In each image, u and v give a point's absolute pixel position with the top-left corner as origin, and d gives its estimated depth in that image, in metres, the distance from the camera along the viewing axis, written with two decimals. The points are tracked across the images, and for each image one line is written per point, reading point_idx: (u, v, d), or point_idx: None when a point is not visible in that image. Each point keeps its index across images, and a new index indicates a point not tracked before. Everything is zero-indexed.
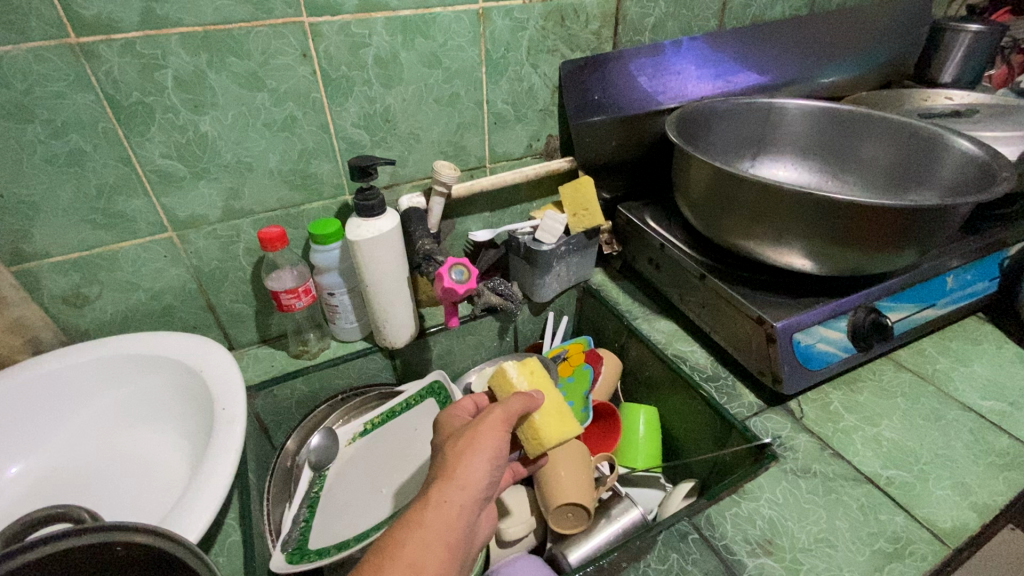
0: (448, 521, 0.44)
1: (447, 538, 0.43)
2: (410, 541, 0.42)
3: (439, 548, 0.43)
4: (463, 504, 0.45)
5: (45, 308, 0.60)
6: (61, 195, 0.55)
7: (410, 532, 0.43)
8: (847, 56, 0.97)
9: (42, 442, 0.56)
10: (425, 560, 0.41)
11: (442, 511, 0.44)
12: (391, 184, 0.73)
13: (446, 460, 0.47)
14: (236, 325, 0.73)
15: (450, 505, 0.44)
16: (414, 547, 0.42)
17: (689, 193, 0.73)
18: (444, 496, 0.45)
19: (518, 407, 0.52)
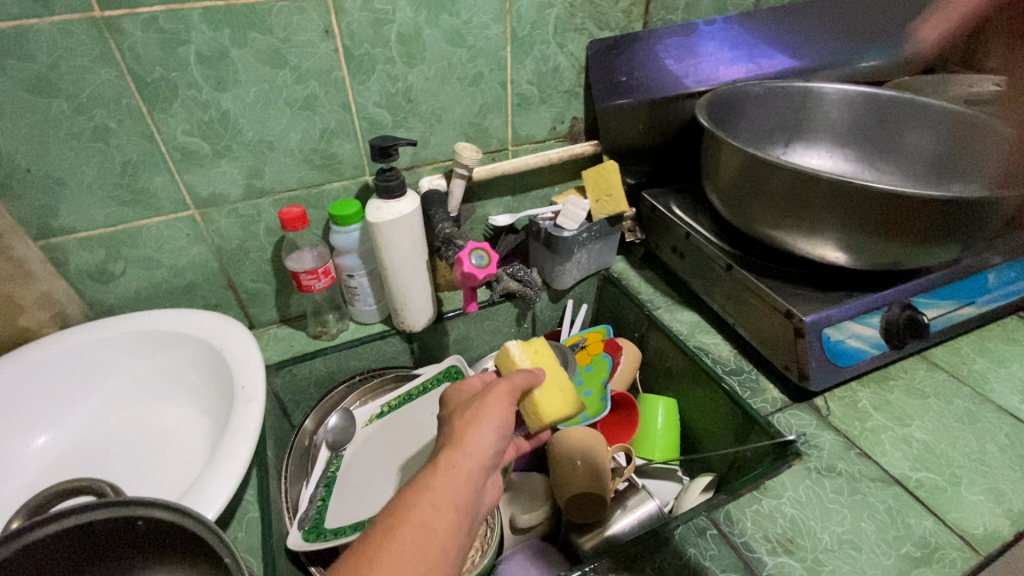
0: (457, 485, 0.43)
1: (455, 502, 0.43)
2: (420, 503, 0.41)
3: (448, 512, 0.42)
4: (471, 470, 0.45)
5: (71, 283, 0.61)
6: (86, 171, 0.56)
7: (418, 496, 0.42)
8: (893, 35, 0.91)
9: (68, 416, 0.57)
10: (433, 522, 0.40)
11: (450, 476, 0.44)
12: (412, 165, 0.72)
13: (454, 431, 0.48)
14: (256, 304, 0.73)
15: (458, 471, 0.44)
16: (424, 509, 0.41)
17: (717, 180, 0.71)
18: (451, 463, 0.44)
19: (522, 382, 0.55)
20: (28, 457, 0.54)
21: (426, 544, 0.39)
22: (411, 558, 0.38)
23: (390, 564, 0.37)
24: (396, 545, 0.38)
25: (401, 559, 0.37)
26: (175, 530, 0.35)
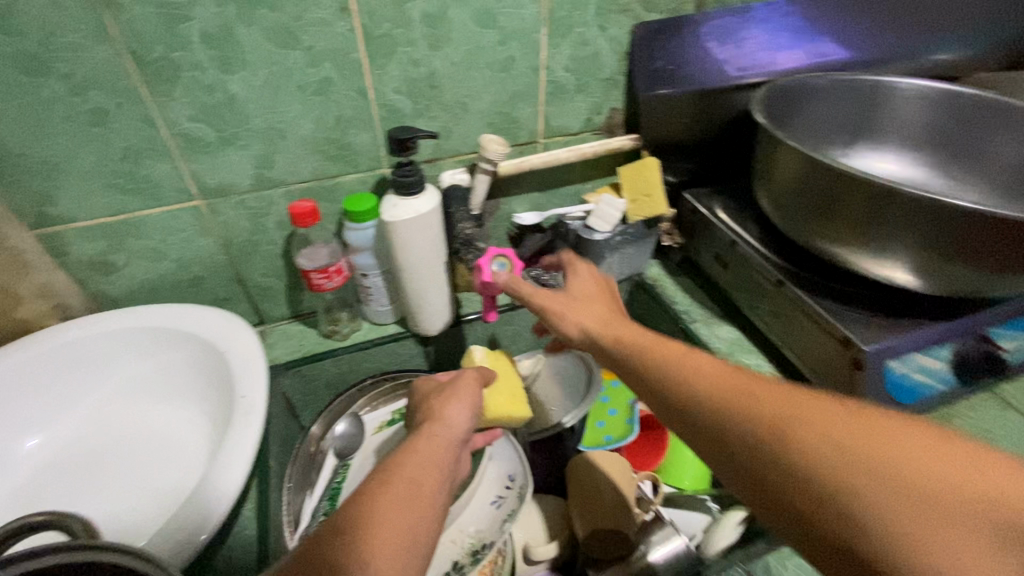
0: (441, 449, 0.41)
1: (441, 464, 0.40)
2: (407, 461, 0.38)
3: (437, 469, 0.39)
4: (450, 440, 0.43)
5: (73, 273, 0.58)
6: (84, 157, 0.52)
7: (405, 456, 0.39)
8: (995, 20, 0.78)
9: (65, 415, 0.56)
10: (423, 475, 0.37)
11: (433, 442, 0.42)
12: (433, 157, 0.66)
13: (431, 410, 0.47)
14: (267, 299, 0.69)
15: (440, 438, 0.42)
16: (412, 466, 0.38)
17: (772, 186, 0.63)
18: (433, 432, 0.43)
19: (483, 372, 0.54)
20: (20, 458, 0.52)
21: (418, 497, 0.35)
22: (407, 506, 0.34)
23: (382, 514, 0.33)
24: (390, 494, 0.35)
25: (395, 506, 0.34)
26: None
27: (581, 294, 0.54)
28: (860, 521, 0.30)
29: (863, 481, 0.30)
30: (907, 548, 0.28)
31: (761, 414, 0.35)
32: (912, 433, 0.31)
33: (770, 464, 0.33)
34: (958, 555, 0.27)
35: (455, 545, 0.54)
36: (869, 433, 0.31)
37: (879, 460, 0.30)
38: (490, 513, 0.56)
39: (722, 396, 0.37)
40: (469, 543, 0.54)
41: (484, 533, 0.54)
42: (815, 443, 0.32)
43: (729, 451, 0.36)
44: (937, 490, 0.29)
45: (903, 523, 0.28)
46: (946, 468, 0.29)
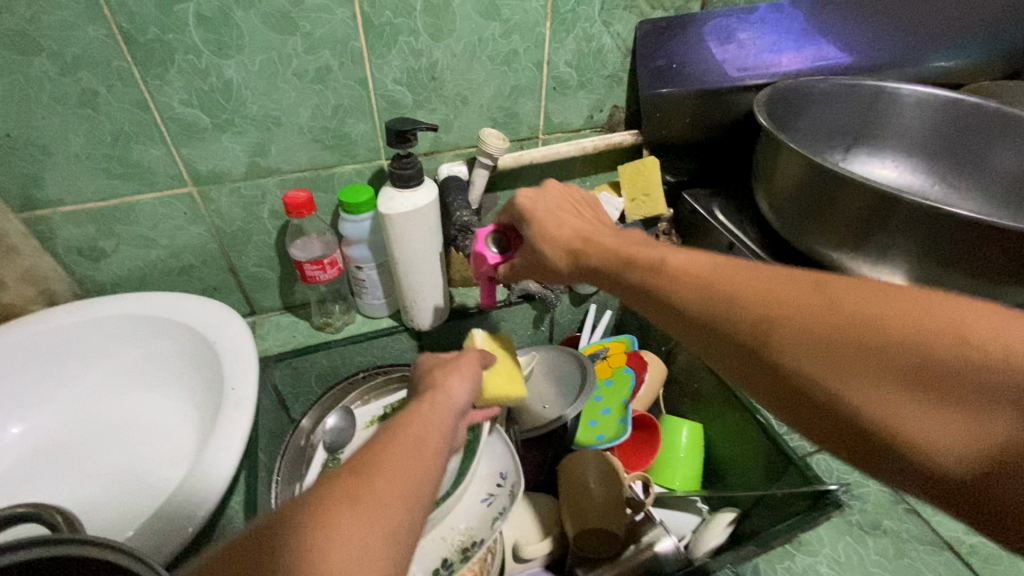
0: (443, 411, 0.41)
1: (443, 424, 0.39)
2: (411, 420, 0.38)
3: (439, 431, 0.38)
4: (451, 406, 0.42)
5: (60, 258, 0.57)
6: (73, 139, 0.50)
7: (410, 416, 0.38)
8: (1000, 27, 0.77)
9: (49, 403, 0.55)
10: (426, 434, 0.36)
11: (435, 406, 0.41)
12: (432, 150, 0.65)
13: (432, 381, 0.46)
14: (259, 290, 0.68)
15: (444, 403, 0.42)
16: (416, 423, 0.38)
17: (772, 189, 0.63)
18: (434, 398, 0.43)
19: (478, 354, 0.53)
20: (3, 446, 0.51)
21: (423, 450, 0.35)
22: (411, 459, 0.33)
23: (389, 465, 0.32)
24: (397, 443, 0.34)
25: (402, 458, 0.33)
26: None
27: (539, 236, 0.48)
28: (845, 397, 0.29)
29: (846, 360, 0.29)
30: (891, 417, 0.28)
31: (741, 311, 0.33)
32: (892, 297, 0.30)
33: (748, 354, 0.33)
34: (939, 412, 0.27)
35: (445, 543, 0.53)
36: (850, 310, 0.30)
37: (862, 335, 0.29)
38: (481, 510, 0.55)
39: (699, 299, 0.35)
40: (459, 540, 0.53)
41: (474, 530, 0.54)
42: (796, 332, 0.31)
43: (713, 350, 0.35)
44: (916, 352, 0.28)
45: (886, 393, 0.28)
46: (927, 329, 0.29)
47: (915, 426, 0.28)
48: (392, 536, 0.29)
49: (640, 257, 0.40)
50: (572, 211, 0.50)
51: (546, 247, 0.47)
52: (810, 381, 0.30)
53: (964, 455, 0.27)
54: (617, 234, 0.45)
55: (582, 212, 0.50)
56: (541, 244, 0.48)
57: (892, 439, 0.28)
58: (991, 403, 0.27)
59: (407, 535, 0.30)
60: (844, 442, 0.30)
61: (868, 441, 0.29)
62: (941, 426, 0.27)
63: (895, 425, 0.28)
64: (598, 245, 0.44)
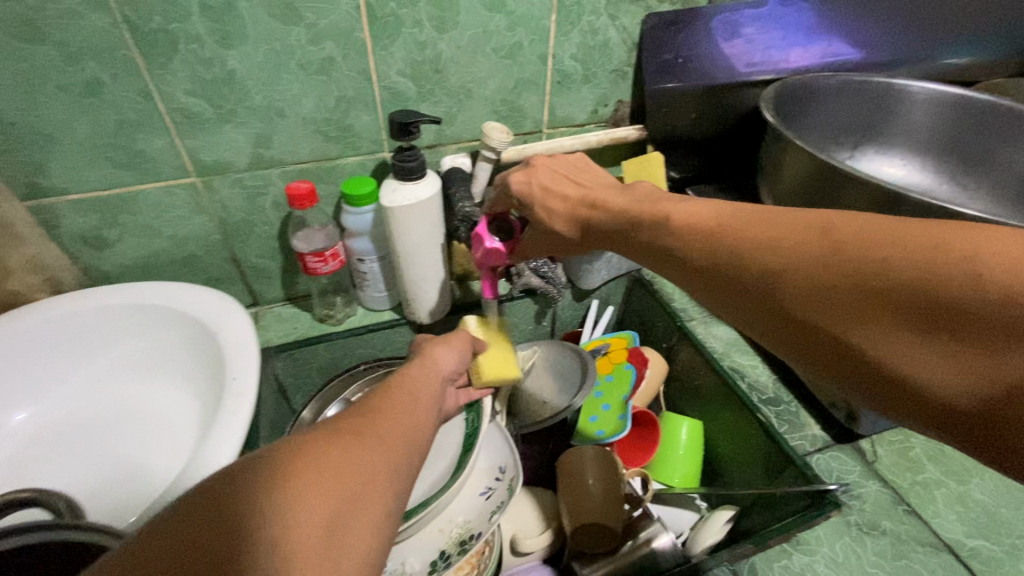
0: (433, 375, 0.43)
1: (432, 385, 0.41)
2: (401, 380, 0.40)
3: (431, 391, 0.40)
4: (438, 373, 0.44)
5: (65, 246, 0.58)
6: (78, 128, 0.51)
7: (403, 376, 0.40)
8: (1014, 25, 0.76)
9: (52, 390, 0.55)
10: (418, 391, 0.39)
11: (424, 369, 0.43)
12: (435, 143, 0.65)
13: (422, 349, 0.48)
14: (261, 281, 0.69)
15: (430, 367, 0.44)
16: (405, 382, 0.39)
17: (777, 186, 0.62)
18: (422, 362, 0.44)
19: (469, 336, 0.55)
20: (8, 432, 0.52)
21: (416, 404, 0.37)
22: (409, 407, 0.36)
23: (388, 410, 0.34)
24: (393, 398, 0.36)
25: (398, 407, 0.35)
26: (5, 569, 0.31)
27: (538, 213, 0.49)
28: (842, 337, 0.30)
29: (843, 303, 0.29)
30: (889, 355, 0.28)
31: (745, 259, 0.34)
32: (903, 230, 0.29)
33: (755, 298, 0.34)
34: (939, 350, 0.27)
35: (443, 535, 0.52)
36: (851, 251, 0.30)
37: (859, 276, 0.29)
38: (479, 504, 0.55)
39: (703, 250, 0.36)
40: (457, 533, 0.53)
41: (472, 523, 0.54)
42: (793, 277, 0.31)
43: (720, 297, 0.36)
44: (916, 290, 0.27)
45: (885, 333, 0.28)
46: (931, 265, 0.27)
47: (912, 364, 0.28)
48: (395, 465, 0.30)
49: (646, 213, 0.41)
50: (569, 180, 0.48)
51: (548, 222, 0.48)
52: (808, 323, 0.31)
53: (965, 391, 0.26)
54: (623, 192, 0.44)
55: (580, 177, 0.48)
56: (544, 221, 0.49)
57: (891, 376, 0.28)
58: (994, 340, 0.25)
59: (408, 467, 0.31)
60: (847, 380, 0.31)
61: (868, 378, 0.30)
62: (940, 364, 0.27)
63: (892, 363, 0.28)
64: (607, 204, 0.44)
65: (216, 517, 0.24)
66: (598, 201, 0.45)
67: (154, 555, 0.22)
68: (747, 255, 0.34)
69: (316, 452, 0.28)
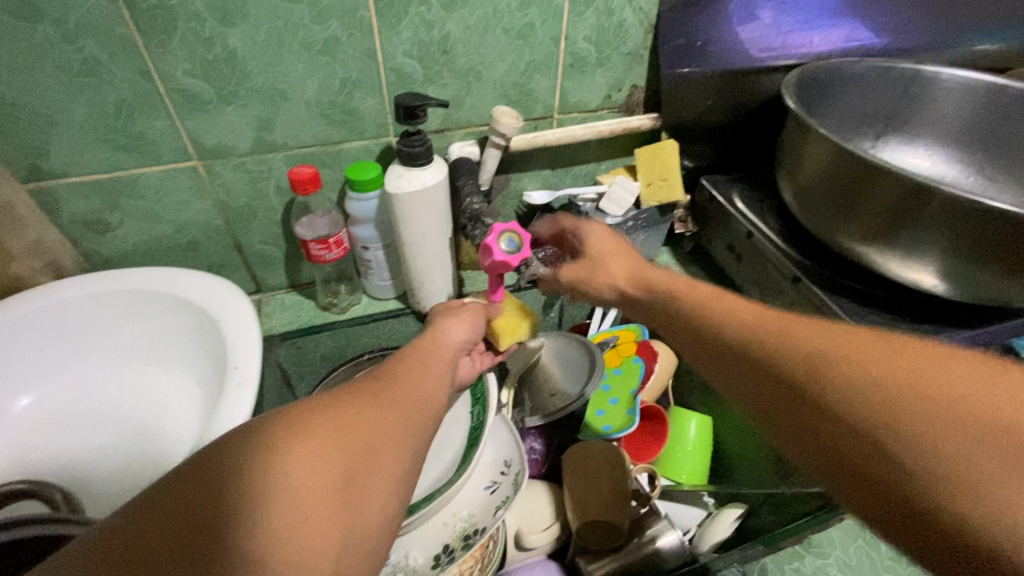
0: (444, 344, 0.43)
1: (442, 353, 0.41)
2: (413, 351, 0.40)
3: (444, 359, 0.41)
4: (449, 343, 0.44)
5: (66, 230, 0.57)
6: (76, 109, 0.49)
7: (414, 346, 0.41)
8: None
9: (54, 375, 0.55)
10: (432, 360, 0.39)
11: (435, 338, 0.43)
12: (442, 128, 0.63)
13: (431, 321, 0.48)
14: (265, 267, 0.68)
15: (442, 337, 0.44)
16: (416, 353, 0.39)
17: (797, 175, 0.60)
18: (433, 333, 0.44)
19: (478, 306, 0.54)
20: (11, 417, 0.52)
21: (427, 374, 0.37)
22: (419, 376, 0.36)
23: (403, 378, 0.34)
24: (404, 367, 0.36)
25: (411, 374, 0.36)
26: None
27: (586, 276, 0.50)
28: (905, 459, 0.27)
29: (907, 418, 0.28)
30: (956, 487, 0.26)
31: (798, 359, 0.33)
32: (977, 376, 0.28)
33: (800, 398, 0.32)
34: (1020, 491, 0.24)
35: (447, 529, 0.52)
36: (917, 379, 0.29)
37: (929, 394, 0.28)
38: (484, 498, 0.54)
39: (749, 347, 0.36)
40: (461, 527, 0.52)
41: (477, 517, 0.53)
42: (853, 381, 0.30)
43: (765, 401, 0.35)
44: (989, 423, 0.26)
45: (958, 470, 0.26)
46: (1004, 404, 0.27)
47: (986, 504, 0.25)
48: (409, 427, 0.31)
49: (697, 305, 0.41)
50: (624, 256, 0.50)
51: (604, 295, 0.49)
52: (865, 437, 0.29)
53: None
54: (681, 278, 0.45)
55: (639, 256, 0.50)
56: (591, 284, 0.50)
57: (951, 515, 0.25)
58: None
59: (421, 427, 0.32)
60: (897, 521, 0.28)
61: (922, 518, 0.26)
62: (1016, 507, 0.24)
63: (959, 500, 0.25)
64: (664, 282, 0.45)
65: (237, 457, 0.25)
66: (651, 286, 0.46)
67: (180, 486, 0.23)
68: (801, 357, 0.33)
69: (330, 408, 0.29)
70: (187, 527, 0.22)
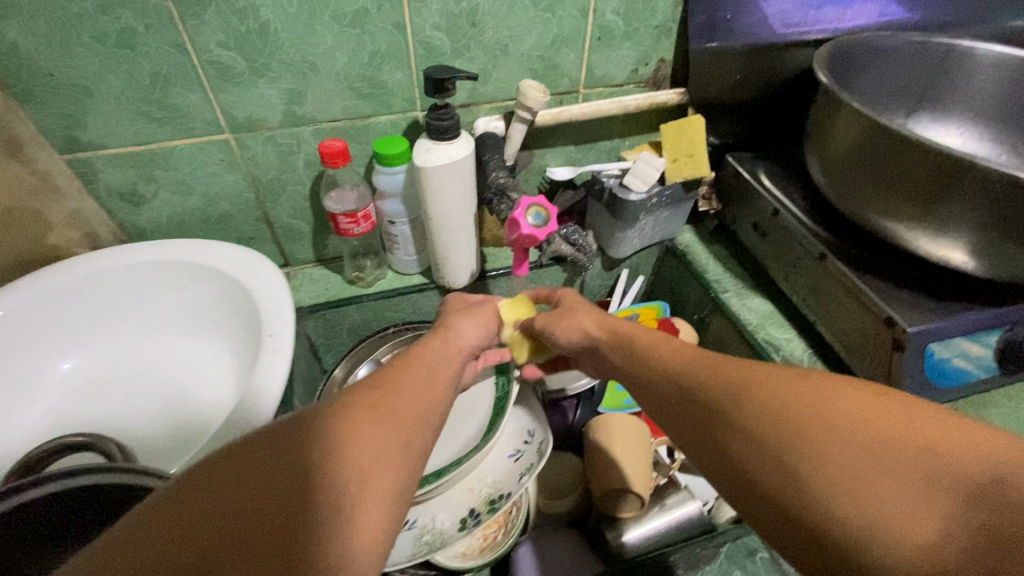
0: (449, 350, 0.44)
1: (445, 359, 0.42)
2: (418, 356, 0.40)
3: (450, 367, 0.41)
4: (453, 348, 0.45)
5: (102, 202, 0.58)
6: (113, 81, 0.50)
7: (424, 347, 0.42)
8: None
9: (95, 341, 0.57)
10: (433, 367, 0.39)
11: (440, 343, 0.44)
12: (469, 102, 0.63)
13: (448, 320, 0.49)
14: (293, 241, 0.69)
15: (448, 342, 0.45)
16: (422, 358, 0.40)
17: (826, 153, 0.59)
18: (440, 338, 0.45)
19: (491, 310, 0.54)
20: (56, 380, 0.54)
21: (430, 382, 0.37)
22: (418, 382, 0.36)
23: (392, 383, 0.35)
24: (402, 373, 0.37)
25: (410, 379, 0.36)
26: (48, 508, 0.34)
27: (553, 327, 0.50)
28: (807, 480, 0.27)
29: (809, 434, 0.28)
30: (855, 510, 0.25)
31: (723, 378, 0.33)
32: (891, 411, 0.28)
33: (712, 417, 0.32)
34: (911, 515, 0.24)
35: (472, 494, 0.54)
36: (830, 405, 0.28)
37: (833, 414, 0.28)
38: (508, 466, 0.56)
39: (683, 372, 0.36)
40: (486, 493, 0.54)
41: (500, 484, 0.54)
42: (764, 402, 0.30)
43: (679, 429, 0.35)
44: (885, 441, 0.26)
45: (862, 494, 0.25)
46: (892, 428, 0.27)
47: (880, 522, 0.24)
48: (402, 442, 0.31)
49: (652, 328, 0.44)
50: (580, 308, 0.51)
51: (571, 342, 0.49)
52: (770, 456, 0.28)
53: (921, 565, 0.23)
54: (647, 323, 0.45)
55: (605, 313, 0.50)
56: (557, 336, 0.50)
57: (843, 536, 0.25)
58: (959, 505, 0.24)
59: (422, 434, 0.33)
60: (792, 540, 0.27)
61: (816, 537, 0.26)
62: (904, 523, 0.24)
63: (852, 519, 0.25)
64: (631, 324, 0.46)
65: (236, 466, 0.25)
66: (615, 328, 0.45)
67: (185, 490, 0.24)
68: (723, 381, 0.33)
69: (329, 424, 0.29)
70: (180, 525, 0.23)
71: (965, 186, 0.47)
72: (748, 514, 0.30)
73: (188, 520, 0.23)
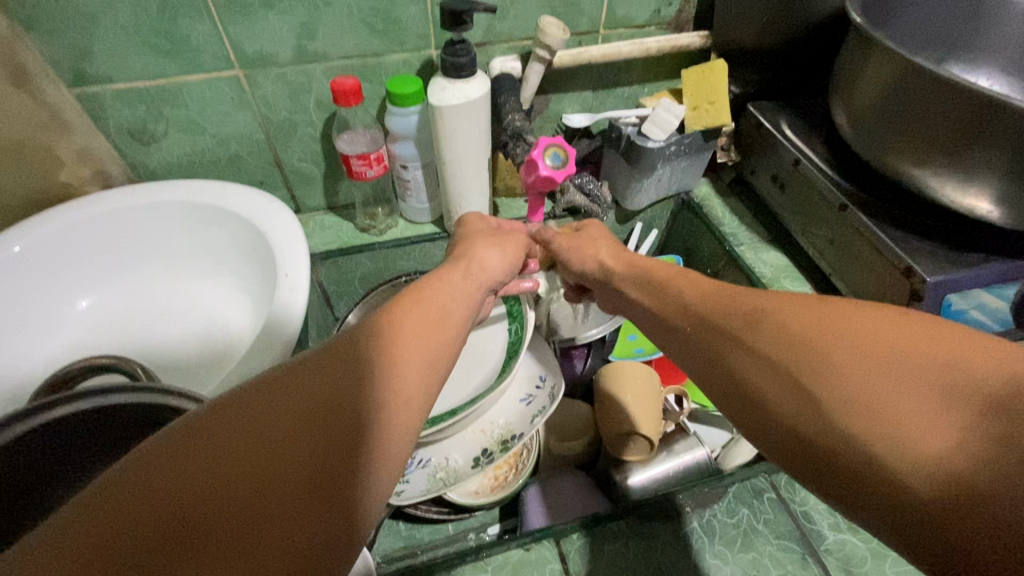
0: (467, 283, 0.43)
1: (465, 297, 0.41)
2: (437, 290, 0.39)
3: (462, 298, 0.40)
4: (469, 281, 0.44)
5: (112, 140, 0.57)
6: (120, 10, 0.49)
7: (443, 280, 0.41)
8: None
9: (111, 280, 0.57)
10: (450, 308, 0.37)
11: (460, 276, 0.43)
12: (484, 41, 0.61)
13: (468, 250, 0.49)
14: (304, 186, 0.68)
15: (464, 275, 0.44)
16: (441, 293, 0.39)
17: (853, 99, 0.57)
18: (453, 271, 0.44)
19: (524, 241, 0.53)
20: (75, 316, 0.55)
21: (449, 321, 0.36)
22: (435, 319, 0.35)
23: (413, 311, 0.34)
24: (422, 306, 0.35)
25: (427, 315, 0.34)
26: (70, 428, 0.34)
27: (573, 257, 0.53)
28: (832, 399, 0.26)
29: (832, 352, 0.28)
30: (878, 424, 0.25)
31: (744, 308, 0.33)
32: (917, 329, 0.27)
33: (731, 347, 0.32)
34: (931, 427, 0.24)
35: (485, 435, 0.55)
36: (855, 327, 0.28)
37: (858, 335, 0.28)
38: (521, 409, 0.57)
39: (708, 307, 0.36)
40: (498, 433, 0.55)
41: (513, 425, 0.55)
42: (787, 325, 0.30)
43: (693, 361, 0.35)
44: (909, 360, 0.26)
45: (884, 409, 0.25)
46: (914, 339, 0.27)
47: (902, 434, 0.24)
48: (422, 375, 0.30)
49: (669, 267, 0.44)
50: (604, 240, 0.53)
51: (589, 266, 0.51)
52: (788, 376, 0.29)
53: (941, 473, 0.23)
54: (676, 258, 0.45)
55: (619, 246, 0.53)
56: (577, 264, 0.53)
57: (864, 450, 0.25)
58: (979, 414, 0.23)
59: (435, 364, 0.32)
60: (805, 457, 0.27)
61: (835, 453, 0.26)
62: (925, 435, 0.23)
63: (870, 430, 0.25)
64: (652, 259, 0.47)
65: (263, 386, 0.25)
66: (630, 262, 0.48)
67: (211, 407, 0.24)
68: (747, 312, 0.33)
69: (351, 345, 0.29)
70: (202, 436, 0.22)
71: (994, 130, 0.45)
72: (762, 442, 0.30)
73: (206, 440, 0.22)
